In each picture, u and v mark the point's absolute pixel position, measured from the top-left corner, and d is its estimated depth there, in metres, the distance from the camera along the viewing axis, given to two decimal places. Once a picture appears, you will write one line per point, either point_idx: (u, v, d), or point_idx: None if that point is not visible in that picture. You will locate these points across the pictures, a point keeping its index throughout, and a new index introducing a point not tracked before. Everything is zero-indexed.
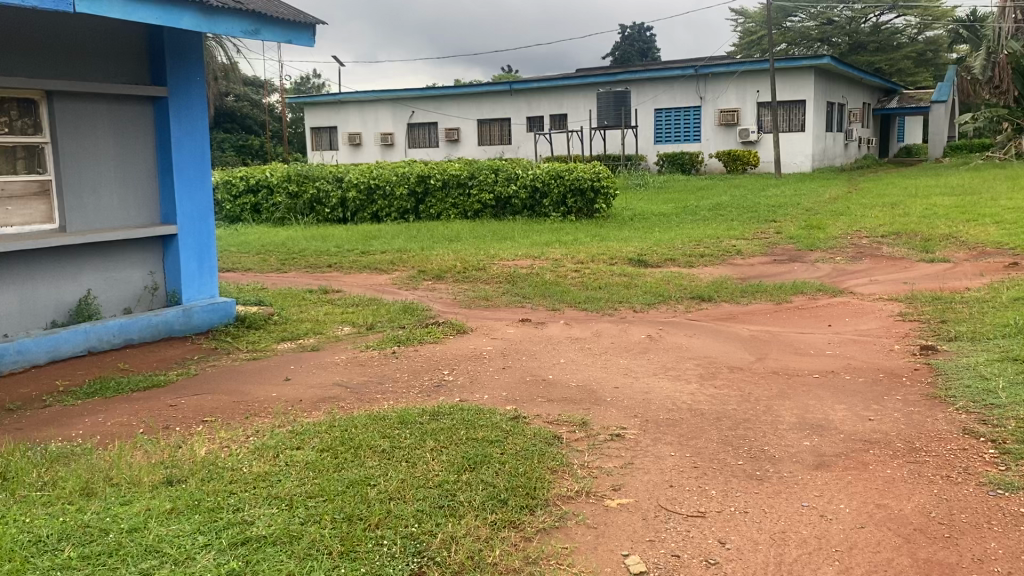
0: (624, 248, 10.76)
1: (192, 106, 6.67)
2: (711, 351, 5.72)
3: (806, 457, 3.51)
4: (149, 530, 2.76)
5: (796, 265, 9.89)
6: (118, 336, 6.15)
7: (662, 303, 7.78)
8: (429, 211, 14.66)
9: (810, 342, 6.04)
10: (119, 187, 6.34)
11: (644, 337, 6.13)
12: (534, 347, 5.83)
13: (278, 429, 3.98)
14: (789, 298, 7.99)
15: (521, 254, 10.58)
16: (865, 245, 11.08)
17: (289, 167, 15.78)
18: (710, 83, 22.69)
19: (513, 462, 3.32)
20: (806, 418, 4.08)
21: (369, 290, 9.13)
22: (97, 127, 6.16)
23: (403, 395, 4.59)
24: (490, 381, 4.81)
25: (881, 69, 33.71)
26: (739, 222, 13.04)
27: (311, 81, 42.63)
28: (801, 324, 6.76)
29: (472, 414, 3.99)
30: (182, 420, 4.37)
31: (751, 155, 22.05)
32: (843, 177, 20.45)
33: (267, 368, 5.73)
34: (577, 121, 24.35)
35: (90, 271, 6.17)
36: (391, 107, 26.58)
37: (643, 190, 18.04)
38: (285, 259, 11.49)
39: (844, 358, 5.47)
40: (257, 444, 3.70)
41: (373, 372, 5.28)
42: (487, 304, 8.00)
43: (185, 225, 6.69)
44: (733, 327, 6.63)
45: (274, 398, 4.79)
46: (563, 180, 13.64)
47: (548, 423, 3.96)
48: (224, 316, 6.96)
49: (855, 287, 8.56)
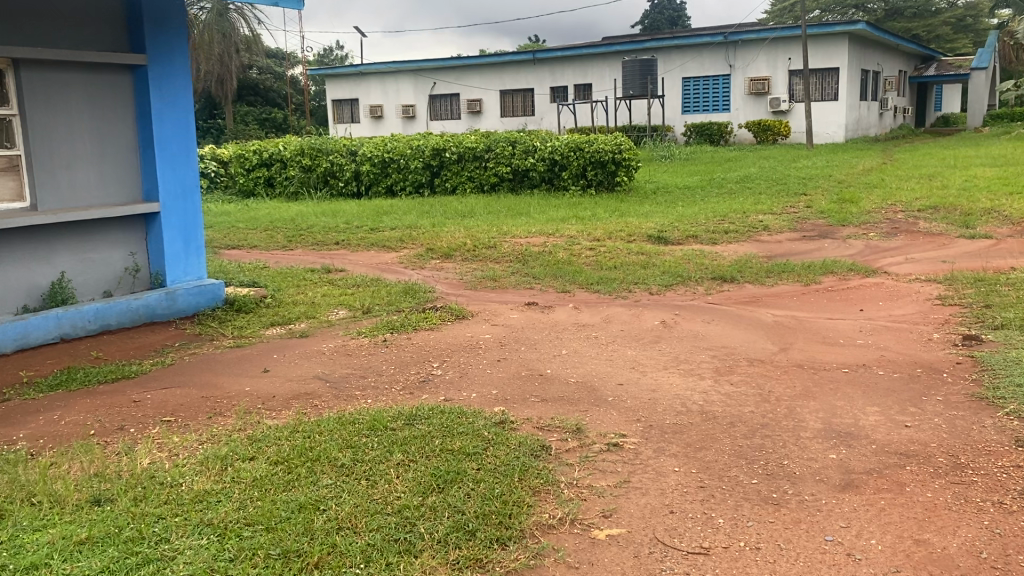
0: (644, 224, 10.22)
1: (175, 75, 6.23)
2: (730, 340, 5.21)
3: (832, 476, 3.02)
4: (51, 568, 2.36)
5: (827, 242, 9.31)
6: (93, 322, 5.78)
7: (681, 284, 7.25)
8: (444, 185, 14.16)
9: (839, 329, 5.51)
10: (95, 163, 5.93)
11: (657, 324, 5.64)
12: (536, 335, 5.37)
13: (235, 436, 3.56)
14: (818, 278, 7.43)
15: (535, 231, 10.09)
16: (900, 220, 10.44)
17: (302, 140, 15.37)
18: (740, 50, 21.89)
19: (490, 481, 2.88)
20: (833, 424, 3.58)
21: (372, 269, 8.70)
22: (70, 99, 5.75)
23: (384, 393, 4.15)
24: (482, 375, 4.36)
25: (918, 35, 32.52)
26: (767, 195, 12.42)
27: (334, 53, 42.10)
28: (830, 309, 6.24)
29: (451, 417, 3.55)
30: (139, 421, 3.98)
31: (782, 125, 21.27)
32: (878, 148, 19.67)
33: (248, 357, 5.32)
34: (602, 90, 23.66)
35: (64, 253, 5.79)
36: (413, 78, 26.03)
37: (668, 162, 17.40)
38: (293, 235, 11.08)
39: (877, 349, 4.95)
40: (207, 455, 3.29)
41: (358, 364, 4.85)
42: (495, 285, 7.54)
43: (168, 203, 6.28)
44: (755, 312, 6.11)
45: (246, 394, 4.39)
46: (583, 152, 13.05)
47: (538, 429, 3.49)
48: (212, 299, 6.56)
49: (889, 266, 7.96)
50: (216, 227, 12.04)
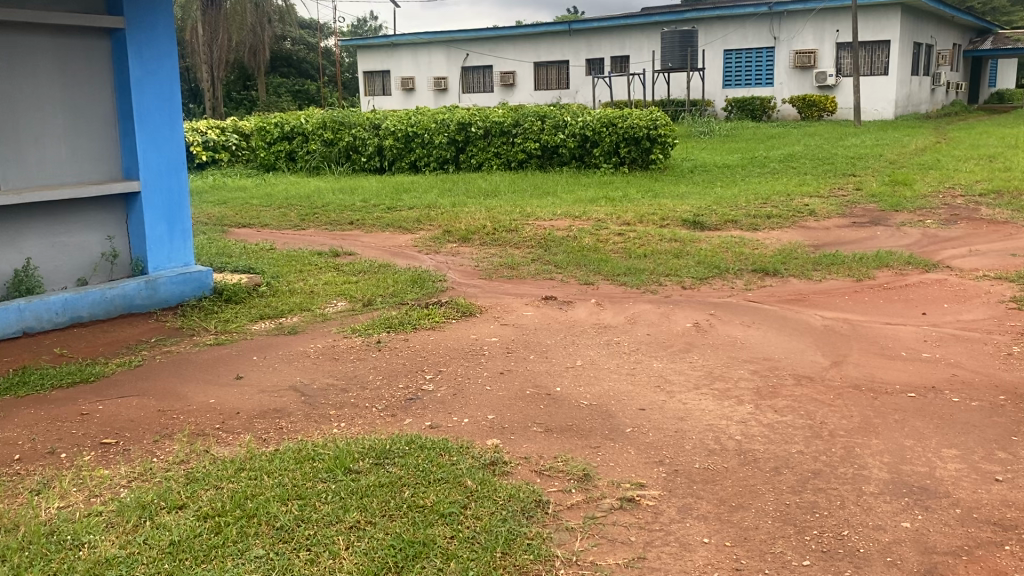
0: (679, 207, 9.44)
1: (158, 38, 5.60)
2: (774, 351, 4.49)
3: (907, 557, 2.36)
4: None
5: (880, 230, 8.50)
6: (61, 314, 5.23)
7: (717, 277, 6.53)
8: (470, 161, 13.45)
9: (900, 338, 4.78)
10: (67, 137, 5.35)
11: (689, 327, 4.94)
12: (548, 339, 4.70)
13: (173, 472, 2.96)
14: (872, 273, 6.65)
15: (561, 213, 9.39)
16: (960, 205, 9.56)
17: (325, 113, 14.76)
18: (787, 22, 20.86)
19: (463, 559, 2.27)
20: (903, 475, 2.89)
21: (383, 253, 8.07)
22: (37, 65, 5.17)
23: (362, 415, 3.52)
24: (479, 394, 3.71)
25: (973, 7, 31.09)
26: (813, 176, 11.59)
27: (368, 24, 41.39)
28: (887, 311, 5.47)
29: (431, 456, 2.91)
30: (75, 443, 3.40)
31: (828, 101, 20.15)
32: (930, 125, 18.56)
33: (224, 359, 4.71)
34: (640, 62, 22.75)
35: (31, 237, 5.25)
36: (445, 49, 25.28)
37: (707, 138, 16.58)
38: (306, 214, 10.49)
39: (948, 366, 4.21)
40: (127, 500, 2.69)
41: (342, 372, 4.24)
42: (512, 274, 6.86)
43: (150, 182, 5.68)
44: (802, 313, 5.38)
45: (208, 409, 3.79)
46: (616, 128, 12.30)
47: (536, 474, 2.85)
48: (198, 287, 5.96)
49: (951, 259, 7.13)
50: (229, 203, 11.50)
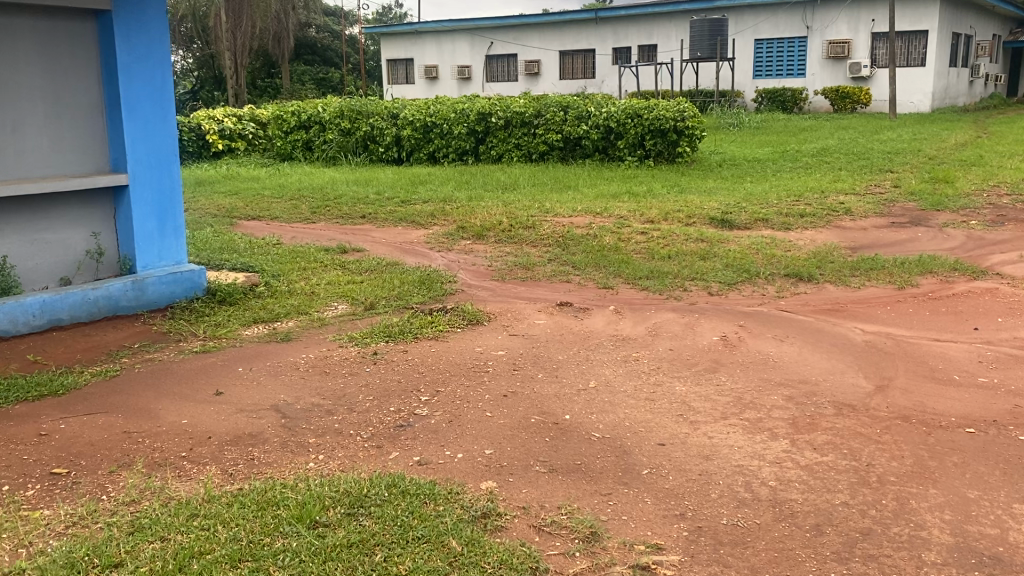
0: (706, 203, 8.96)
1: (149, 22, 5.21)
2: (811, 372, 4.04)
3: None
4: None
5: (921, 231, 7.96)
6: (39, 316, 4.89)
7: (747, 283, 6.06)
8: (489, 153, 12.99)
9: (952, 358, 4.29)
10: (48, 126, 4.99)
11: (717, 342, 4.49)
12: (560, 354, 4.27)
13: (119, 516, 2.58)
14: (915, 280, 6.14)
15: (581, 209, 8.94)
16: (1006, 205, 8.99)
17: (343, 101, 14.39)
18: (820, 10, 20.20)
19: None
20: (969, 539, 2.44)
21: (393, 250, 7.68)
22: (17, 48, 4.81)
23: (343, 446, 3.11)
24: (478, 422, 3.29)
25: None
26: (848, 172, 11.02)
27: (393, 12, 41.01)
28: (936, 325, 4.98)
29: (412, 506, 2.49)
30: (23, 472, 3.03)
31: (862, 93, 19.47)
32: (970, 118, 17.82)
33: (208, 370, 4.33)
34: (667, 51, 22.16)
35: (9, 233, 4.91)
36: (469, 37, 24.80)
37: (737, 131, 16.00)
38: (318, 206, 10.13)
39: (1008, 394, 3.72)
40: (55, 555, 2.30)
41: (331, 390, 3.83)
42: (525, 275, 6.44)
43: (139, 175, 5.31)
44: (840, 326, 4.89)
45: (179, 432, 3.41)
46: (641, 118, 11.82)
47: (535, 530, 2.44)
48: (190, 288, 5.59)
49: (1000, 265, 6.61)
50: (240, 194, 11.16)
